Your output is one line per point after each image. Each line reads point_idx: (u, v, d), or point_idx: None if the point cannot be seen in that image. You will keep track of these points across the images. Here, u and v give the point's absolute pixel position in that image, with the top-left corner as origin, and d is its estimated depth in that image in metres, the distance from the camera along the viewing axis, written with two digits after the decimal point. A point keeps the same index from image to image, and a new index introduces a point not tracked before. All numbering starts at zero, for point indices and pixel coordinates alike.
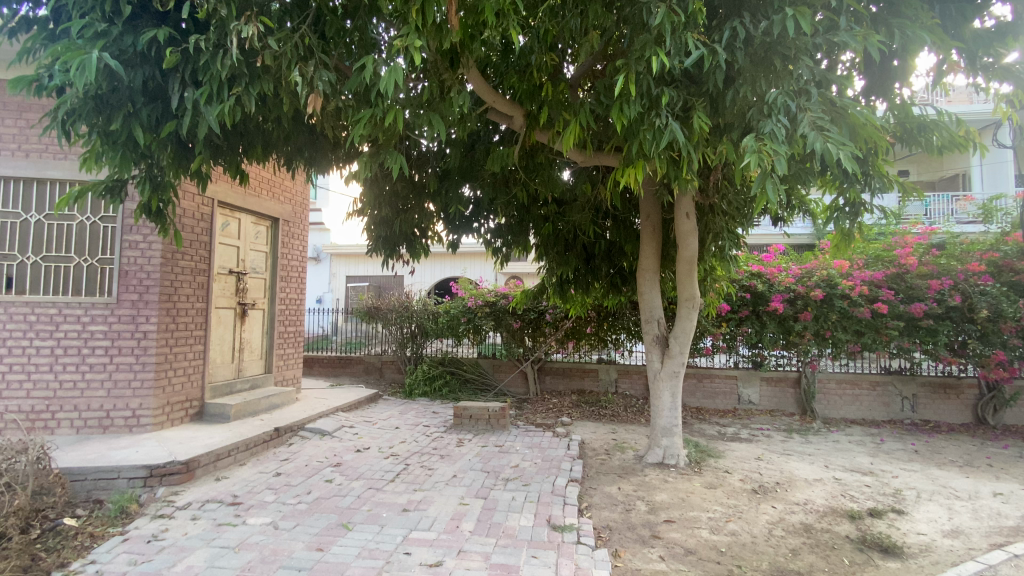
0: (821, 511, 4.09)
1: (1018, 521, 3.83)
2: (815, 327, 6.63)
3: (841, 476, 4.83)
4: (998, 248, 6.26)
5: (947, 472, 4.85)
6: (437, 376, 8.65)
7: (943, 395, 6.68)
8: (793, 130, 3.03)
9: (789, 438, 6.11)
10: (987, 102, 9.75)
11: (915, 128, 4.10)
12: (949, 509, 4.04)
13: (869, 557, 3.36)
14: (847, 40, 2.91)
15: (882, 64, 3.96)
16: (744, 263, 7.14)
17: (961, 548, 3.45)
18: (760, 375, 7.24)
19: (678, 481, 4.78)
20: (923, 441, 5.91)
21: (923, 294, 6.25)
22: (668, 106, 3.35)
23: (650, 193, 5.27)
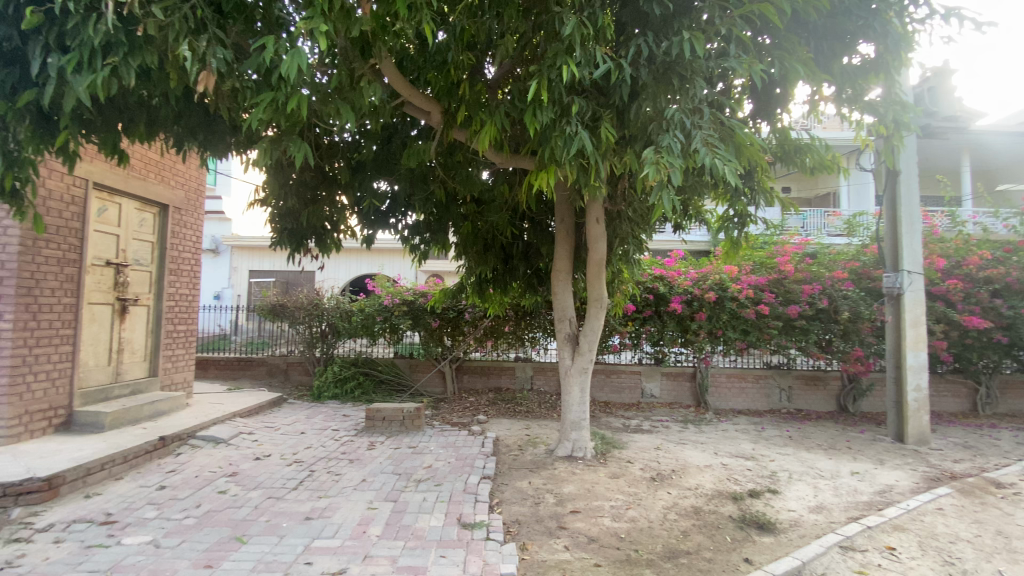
0: (709, 495, 4.47)
1: (870, 496, 4.36)
2: (708, 326, 7.28)
3: (728, 462, 5.32)
4: (859, 258, 7.24)
5: (814, 454, 5.51)
6: (349, 377, 8.27)
7: (813, 386, 7.57)
8: (688, 145, 3.28)
9: (685, 428, 6.63)
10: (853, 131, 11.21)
11: (793, 150, 4.60)
12: (815, 488, 4.57)
13: (748, 534, 3.73)
14: (734, 66, 3.21)
15: (767, 91, 4.41)
16: (648, 267, 7.64)
17: (824, 522, 3.88)
18: (661, 370, 7.81)
19: (585, 473, 5.00)
20: (796, 427, 6.67)
21: (797, 297, 7.07)
22: (577, 114, 3.51)
23: (564, 198, 5.44)
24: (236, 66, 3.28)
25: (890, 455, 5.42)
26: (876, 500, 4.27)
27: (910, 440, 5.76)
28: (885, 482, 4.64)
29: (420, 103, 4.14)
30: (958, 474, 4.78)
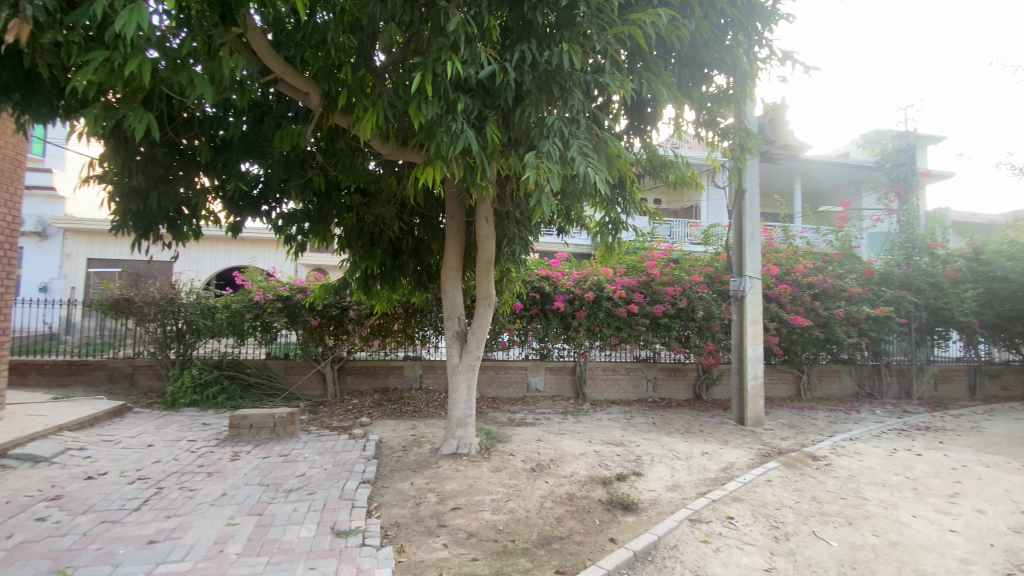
0: (582, 481, 4.77)
1: (715, 472, 5.00)
2: (588, 323, 7.76)
3: (601, 449, 5.72)
4: (712, 264, 8.25)
5: (673, 439, 6.15)
6: (212, 382, 7.43)
7: (675, 377, 8.43)
8: (566, 152, 3.45)
9: (565, 420, 7.00)
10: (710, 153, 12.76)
11: (660, 165, 5.06)
12: (674, 469, 5.08)
13: (614, 515, 4.04)
14: (608, 83, 3.45)
15: (639, 109, 4.81)
16: (535, 266, 7.91)
17: (679, 499, 4.32)
18: (545, 365, 8.15)
19: (468, 469, 5.05)
20: (660, 415, 7.37)
21: (662, 297, 7.83)
22: (464, 112, 3.52)
23: (454, 195, 5.42)
24: (62, 15, 2.80)
25: (734, 436, 6.22)
26: (721, 476, 4.86)
27: (749, 422, 6.69)
28: (729, 460, 5.31)
29: (296, 83, 3.89)
30: (783, 449, 5.63)
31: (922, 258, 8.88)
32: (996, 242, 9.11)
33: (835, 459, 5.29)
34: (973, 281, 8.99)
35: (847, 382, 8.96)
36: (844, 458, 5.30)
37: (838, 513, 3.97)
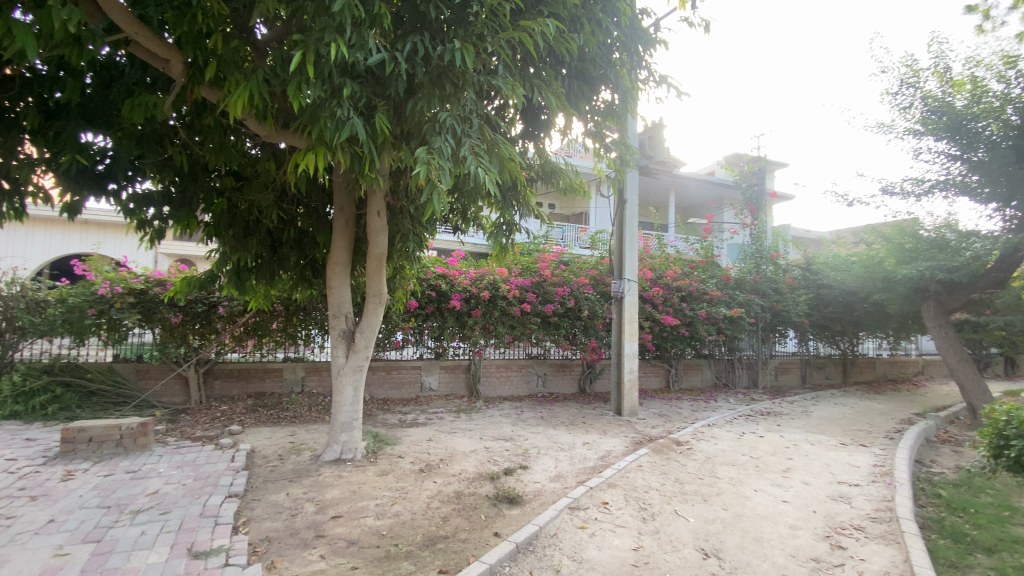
0: (470, 478, 4.79)
1: (594, 460, 5.33)
2: (483, 322, 7.82)
3: (490, 445, 5.80)
4: (597, 267, 8.77)
5: (560, 431, 6.44)
6: (39, 390, 6.26)
7: (563, 372, 8.85)
8: (458, 151, 3.45)
9: (457, 418, 6.98)
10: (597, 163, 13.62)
11: (550, 172, 5.25)
12: (557, 460, 5.32)
13: (499, 509, 4.12)
14: (499, 85, 3.49)
15: (534, 115, 4.93)
16: (431, 265, 7.80)
17: (561, 489, 4.54)
18: (440, 364, 8.08)
19: (352, 475, 4.81)
20: (548, 409, 7.69)
21: (552, 297, 8.15)
22: (351, 99, 3.35)
23: (342, 186, 5.14)
24: None
25: (612, 427, 6.68)
26: (599, 464, 5.19)
27: (626, 413, 7.24)
28: (607, 449, 5.69)
29: (151, 47, 3.41)
30: (653, 437, 6.18)
31: (768, 267, 10.31)
32: (822, 256, 10.88)
33: (696, 443, 5.92)
34: (805, 287, 10.65)
35: (707, 374, 10.11)
36: (703, 443, 5.95)
37: (696, 492, 4.44)
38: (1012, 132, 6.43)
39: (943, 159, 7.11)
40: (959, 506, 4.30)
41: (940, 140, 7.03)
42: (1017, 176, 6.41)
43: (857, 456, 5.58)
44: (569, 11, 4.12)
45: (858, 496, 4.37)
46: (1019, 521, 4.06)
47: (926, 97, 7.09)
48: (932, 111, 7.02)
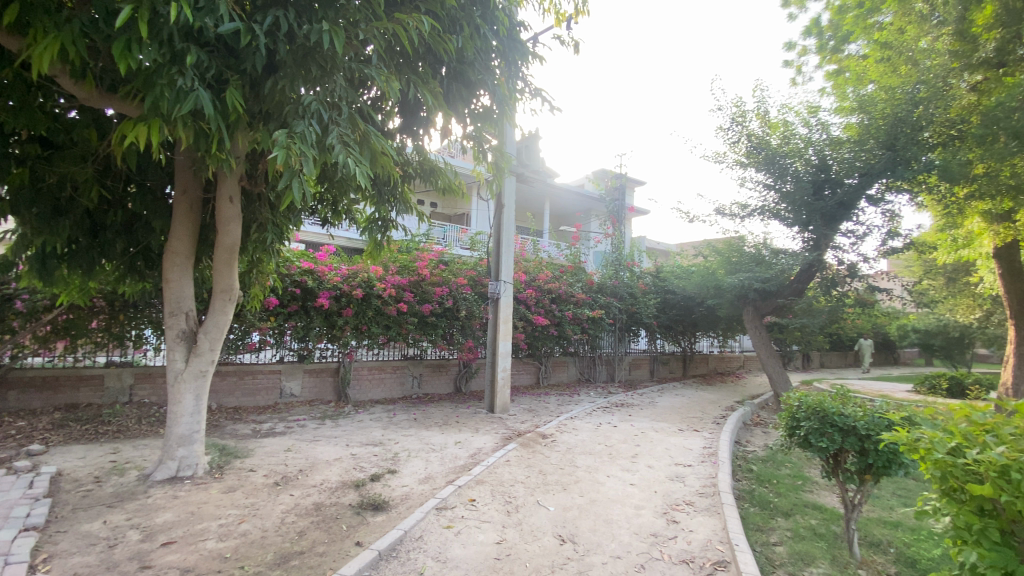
0: (332, 488, 4.52)
1: (464, 459, 5.38)
2: (354, 322, 7.41)
3: (356, 451, 5.54)
4: (476, 268, 8.83)
5: (431, 432, 6.38)
6: None
7: (438, 372, 8.79)
8: (324, 138, 3.25)
9: (321, 425, 6.55)
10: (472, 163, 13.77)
11: (427, 171, 5.17)
12: (426, 461, 5.27)
13: (363, 517, 3.95)
14: (372, 75, 3.35)
15: (413, 111, 4.81)
16: (297, 259, 7.21)
17: (428, 490, 4.50)
18: (303, 367, 7.51)
19: (191, 494, 4.24)
20: (421, 410, 7.59)
21: (430, 297, 7.99)
22: (196, 68, 2.97)
23: (187, 166, 4.53)
24: None
25: (483, 424, 6.82)
26: (468, 462, 5.26)
27: (498, 410, 7.42)
28: (477, 446, 5.79)
29: None
30: (522, 432, 6.43)
31: (625, 274, 11.42)
32: (669, 266, 12.36)
33: (560, 435, 6.30)
34: (655, 292, 11.98)
35: (572, 370, 10.84)
36: (566, 435, 6.35)
37: (557, 481, 4.71)
38: (811, 169, 7.80)
39: (762, 188, 8.50)
40: (765, 478, 5.18)
41: (760, 172, 8.39)
42: (812, 207, 7.85)
43: (691, 439, 6.41)
44: (447, 11, 4.13)
45: (691, 475, 5.02)
46: (804, 486, 5.02)
47: (751, 135, 8.42)
48: (755, 147, 8.37)
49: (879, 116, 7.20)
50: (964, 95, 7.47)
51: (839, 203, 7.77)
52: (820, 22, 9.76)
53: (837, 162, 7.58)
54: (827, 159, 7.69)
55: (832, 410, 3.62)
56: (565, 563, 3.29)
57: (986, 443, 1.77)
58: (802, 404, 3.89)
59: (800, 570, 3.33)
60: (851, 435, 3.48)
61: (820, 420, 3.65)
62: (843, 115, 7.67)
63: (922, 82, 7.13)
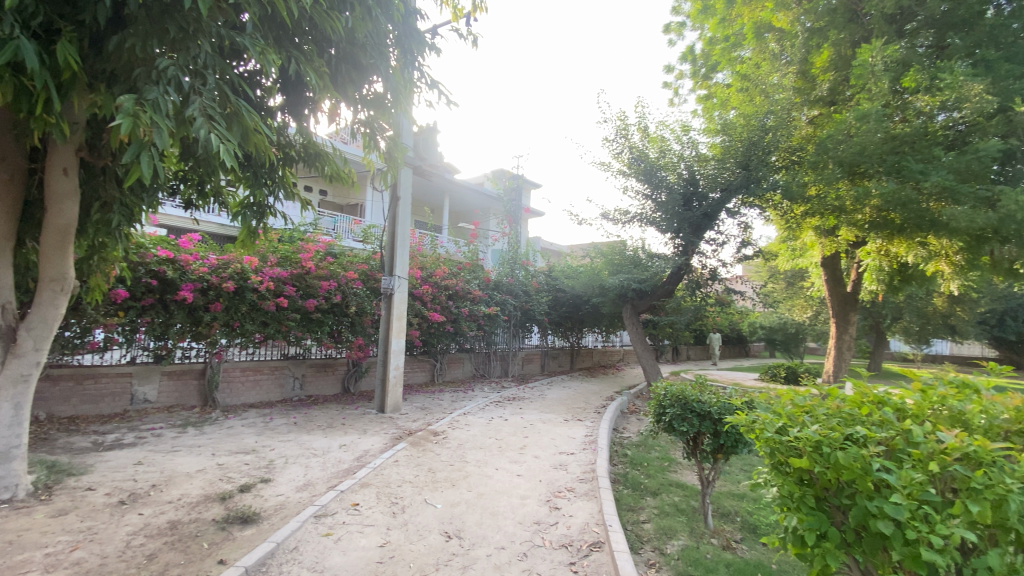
0: (193, 503, 4.04)
1: (349, 462, 5.12)
2: (225, 318, 6.69)
3: (224, 461, 5.01)
4: (368, 262, 8.39)
5: (313, 436, 5.99)
6: None
7: (323, 372, 8.29)
8: (183, 108, 2.88)
9: (182, 433, 5.82)
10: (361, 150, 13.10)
11: (312, 155, 4.82)
12: (306, 467, 4.93)
13: (229, 533, 3.58)
14: (245, 44, 3.03)
15: (297, 90, 4.45)
16: (153, 246, 6.31)
17: (307, 498, 4.21)
18: (161, 369, 6.63)
19: (5, 521, 3.51)
20: (303, 413, 7.08)
21: (316, 292, 7.43)
22: (16, 11, 2.48)
23: (4, 128, 3.77)
24: None
25: (372, 425, 6.56)
26: (354, 465, 5.02)
27: (389, 409, 7.18)
28: (364, 448, 5.55)
29: None
30: (412, 430, 6.30)
31: (520, 272, 11.68)
32: (561, 266, 12.90)
33: (451, 432, 6.28)
34: (547, 290, 12.41)
35: (467, 366, 10.87)
36: (457, 431, 6.35)
37: (446, 478, 4.69)
38: (682, 182, 8.69)
39: (642, 197, 9.24)
40: (637, 461, 5.64)
41: (639, 182, 9.12)
42: (682, 217, 8.69)
43: (576, 429, 6.78)
44: None
45: (573, 463, 5.31)
46: (670, 467, 5.56)
47: (632, 147, 9.15)
48: (636, 158, 9.10)
49: (737, 138, 8.18)
50: (803, 126, 8.73)
51: (704, 214, 8.67)
52: (694, 51, 10.93)
53: (703, 177, 8.51)
54: (695, 175, 8.60)
55: (692, 396, 4.07)
56: (450, 559, 3.28)
57: (805, 423, 2.02)
58: (668, 393, 4.32)
59: (663, 543, 3.68)
60: (706, 418, 3.93)
61: (682, 406, 4.07)
62: (709, 135, 8.63)
63: (771, 113, 8.13)
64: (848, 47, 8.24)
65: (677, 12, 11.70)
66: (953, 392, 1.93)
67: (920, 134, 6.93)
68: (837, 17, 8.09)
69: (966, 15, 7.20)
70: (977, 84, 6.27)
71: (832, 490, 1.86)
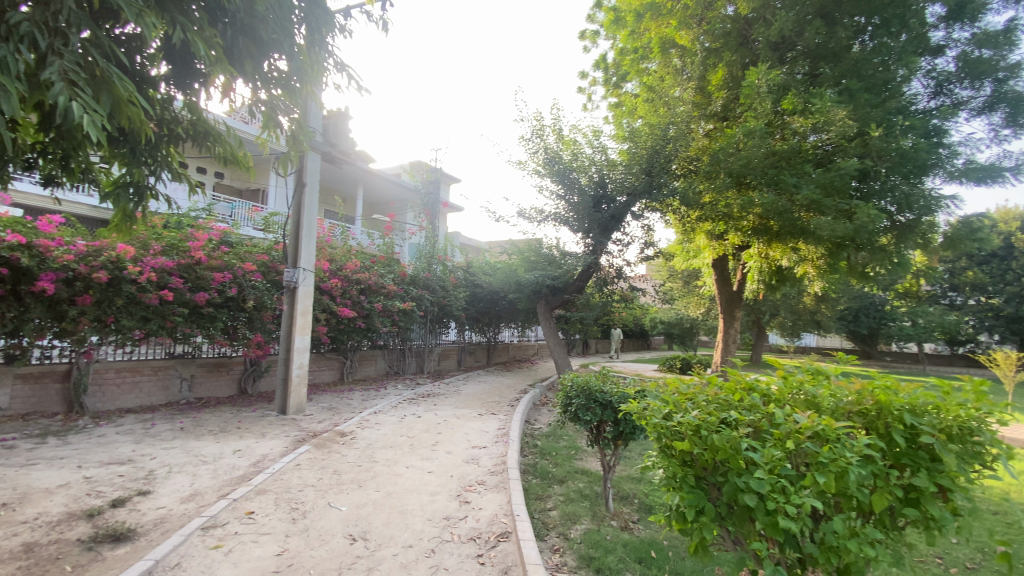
0: (52, 522, 3.52)
1: (244, 468, 4.75)
2: (95, 313, 5.89)
3: (93, 473, 4.42)
4: (269, 253, 7.80)
5: (203, 442, 5.48)
6: None
7: (216, 372, 7.61)
8: (38, 70, 2.52)
9: (39, 444, 5.04)
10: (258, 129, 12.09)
11: (201, 134, 4.34)
12: (193, 476, 4.49)
13: (98, 552, 3.17)
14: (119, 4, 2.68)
15: (186, 59, 4.00)
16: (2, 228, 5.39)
17: (193, 509, 3.84)
18: (13, 371, 5.72)
19: None
20: (191, 417, 6.44)
21: (207, 284, 6.75)
22: None
23: None
24: None
25: (272, 427, 6.14)
26: (250, 471, 4.66)
27: (291, 411, 6.76)
28: (261, 453, 5.18)
29: None
30: (317, 432, 5.99)
31: (437, 267, 11.52)
32: (478, 262, 12.87)
33: (360, 432, 6.06)
34: (464, 286, 12.35)
35: (380, 364, 10.54)
36: (366, 430, 6.14)
37: (352, 480, 4.52)
38: (592, 185, 9.10)
39: (555, 197, 9.51)
40: (546, 451, 5.84)
41: (553, 182, 9.37)
42: (592, 218, 9.21)
43: (488, 423, 6.85)
44: None
45: (485, 456, 5.36)
46: (577, 455, 5.82)
47: (547, 148, 9.39)
48: (550, 159, 9.34)
49: (642, 146, 8.64)
50: (700, 138, 9.49)
51: (611, 216, 9.22)
52: (606, 59, 11.45)
53: (612, 181, 8.97)
54: (604, 178, 9.05)
55: (595, 387, 4.30)
56: (354, 562, 3.17)
57: (687, 408, 2.22)
58: (574, 384, 4.50)
59: (567, 528, 3.86)
60: (608, 408, 4.18)
61: (586, 397, 4.27)
62: (618, 142, 9.09)
63: (672, 124, 8.72)
64: (739, 68, 9.08)
65: (591, 20, 12.14)
66: (809, 377, 2.22)
67: (794, 152, 7.84)
68: (730, 40, 8.88)
69: (835, 47, 8.11)
70: (840, 111, 7.15)
71: (709, 469, 2.06)
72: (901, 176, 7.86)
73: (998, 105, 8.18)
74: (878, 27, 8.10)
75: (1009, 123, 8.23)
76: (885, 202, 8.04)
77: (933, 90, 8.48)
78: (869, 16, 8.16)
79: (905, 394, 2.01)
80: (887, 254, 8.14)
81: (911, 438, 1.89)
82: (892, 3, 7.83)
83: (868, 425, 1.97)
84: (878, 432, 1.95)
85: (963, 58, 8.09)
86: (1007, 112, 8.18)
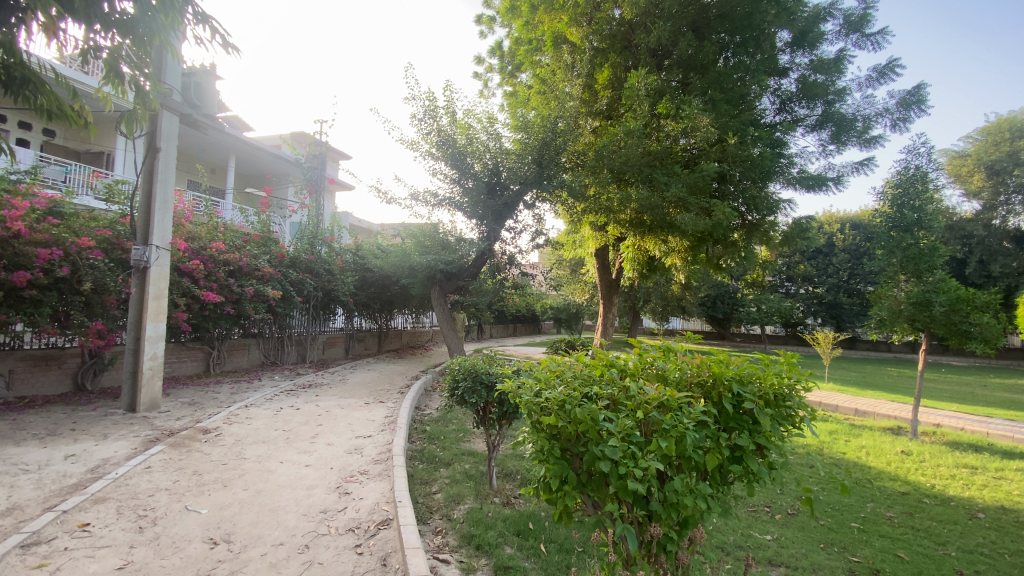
0: None
1: (80, 476, 4.08)
2: None
3: None
4: (113, 227, 6.67)
5: (25, 447, 4.61)
6: None
7: (43, 367, 6.44)
8: None
9: None
10: (95, 78, 10.29)
11: (16, 81, 3.59)
12: (9, 488, 3.76)
13: None
14: None
15: None
16: None
17: (7, 526, 3.22)
18: None
19: None
20: (7, 419, 5.38)
21: (30, 262, 5.62)
22: None
23: None
24: None
25: (117, 428, 5.36)
26: (86, 479, 4.03)
27: (142, 408, 5.95)
28: (102, 457, 4.50)
29: None
30: (175, 430, 5.36)
31: (322, 248, 10.84)
32: (369, 244, 12.27)
33: (227, 428, 5.53)
34: (354, 270, 11.80)
35: (254, 354, 9.68)
36: (235, 426, 5.64)
37: (215, 480, 4.13)
38: (486, 173, 9.10)
39: (449, 181, 9.43)
40: (434, 436, 5.86)
41: (447, 165, 9.26)
42: (486, 204, 9.26)
43: (375, 411, 6.66)
44: None
45: (369, 445, 5.22)
46: (464, 437, 5.92)
47: (440, 130, 9.27)
48: (444, 141, 9.21)
49: (534, 136, 8.86)
50: (587, 134, 10.04)
51: (504, 204, 9.35)
52: (502, 47, 11.52)
53: (505, 169, 9.06)
54: (499, 167, 9.10)
55: (481, 369, 4.41)
56: (213, 568, 2.90)
57: (555, 384, 2.39)
58: (461, 367, 4.53)
59: (450, 509, 3.93)
60: (492, 390, 4.30)
61: (473, 379, 4.37)
62: (512, 131, 9.17)
63: (561, 118, 9.08)
64: (622, 71, 9.78)
65: (489, 6, 12.13)
66: (660, 354, 2.49)
67: (666, 153, 8.69)
68: (616, 43, 9.57)
69: (704, 60, 9.01)
70: (703, 119, 8.08)
71: (572, 441, 2.23)
72: (750, 180, 8.89)
73: (826, 124, 9.67)
74: (738, 45, 9.09)
75: (833, 140, 9.80)
76: (738, 203, 9.12)
77: (779, 107, 9.84)
78: (731, 35, 9.15)
79: (734, 366, 2.32)
80: (737, 249, 9.42)
81: (737, 404, 2.20)
82: (750, 25, 8.88)
83: (705, 394, 2.26)
84: (712, 400, 2.23)
85: (801, 81, 9.45)
86: (832, 131, 9.71)
